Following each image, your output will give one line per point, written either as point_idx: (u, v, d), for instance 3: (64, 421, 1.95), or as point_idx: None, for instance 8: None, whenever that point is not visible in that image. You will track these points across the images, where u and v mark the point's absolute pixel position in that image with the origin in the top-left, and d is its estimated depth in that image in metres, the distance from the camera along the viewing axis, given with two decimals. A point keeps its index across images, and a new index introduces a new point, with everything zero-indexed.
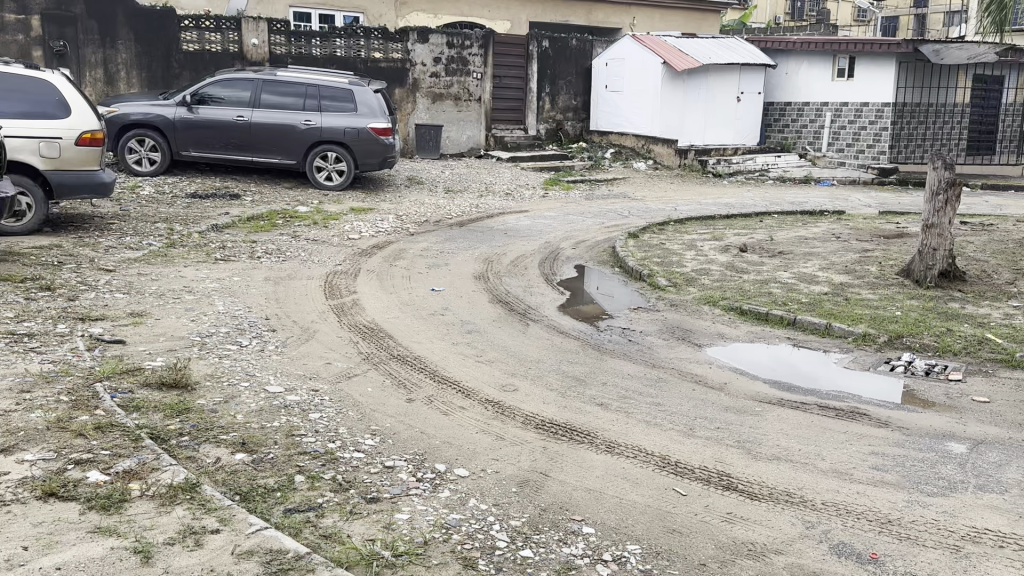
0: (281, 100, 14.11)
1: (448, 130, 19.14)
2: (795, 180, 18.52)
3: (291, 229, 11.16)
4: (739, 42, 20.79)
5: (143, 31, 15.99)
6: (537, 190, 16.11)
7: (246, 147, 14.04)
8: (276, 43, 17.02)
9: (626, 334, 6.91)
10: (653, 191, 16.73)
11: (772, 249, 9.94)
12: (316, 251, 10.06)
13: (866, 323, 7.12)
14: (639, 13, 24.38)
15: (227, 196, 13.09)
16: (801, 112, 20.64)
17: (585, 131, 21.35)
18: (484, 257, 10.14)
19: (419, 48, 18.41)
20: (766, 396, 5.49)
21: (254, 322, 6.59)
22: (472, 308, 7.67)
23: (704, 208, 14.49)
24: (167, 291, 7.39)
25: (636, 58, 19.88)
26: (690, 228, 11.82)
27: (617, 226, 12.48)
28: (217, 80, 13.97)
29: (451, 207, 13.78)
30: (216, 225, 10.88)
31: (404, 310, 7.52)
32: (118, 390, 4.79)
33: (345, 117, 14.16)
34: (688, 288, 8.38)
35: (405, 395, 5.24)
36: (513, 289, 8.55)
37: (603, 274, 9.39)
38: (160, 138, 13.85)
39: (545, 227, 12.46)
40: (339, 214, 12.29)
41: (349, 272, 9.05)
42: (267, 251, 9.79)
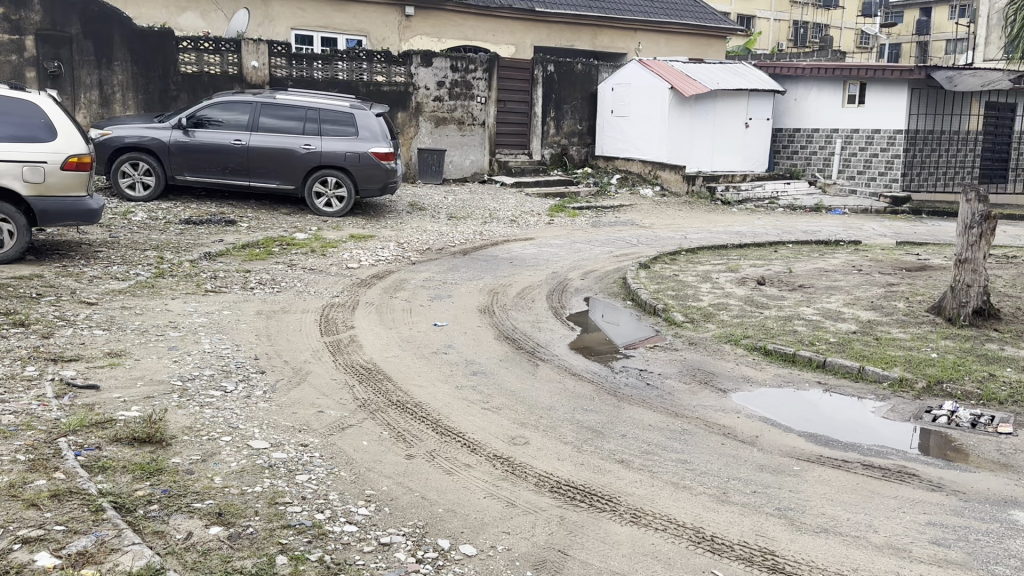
0: (281, 124, 13.73)
1: (451, 154, 18.74)
2: (806, 209, 18.07)
3: (287, 258, 10.71)
4: (748, 68, 20.50)
5: (140, 53, 15.66)
6: (543, 217, 15.69)
7: (244, 171, 13.62)
8: (277, 66, 16.71)
9: (644, 376, 6.40)
10: (661, 218, 16.31)
11: (792, 282, 9.49)
12: (312, 282, 9.59)
13: (902, 366, 6.61)
14: (645, 38, 24.13)
15: (222, 222, 12.65)
16: (811, 139, 20.28)
17: (590, 156, 20.97)
18: (489, 288, 9.67)
19: (423, 72, 18.06)
20: (803, 452, 4.97)
21: (242, 363, 6.10)
22: (478, 346, 7.18)
23: (715, 237, 14.07)
24: (150, 327, 6.91)
25: (643, 82, 19.53)
26: (703, 258, 11.37)
27: (626, 255, 12.03)
28: (215, 103, 13.61)
29: (455, 234, 13.34)
30: (209, 254, 10.42)
31: (405, 348, 7.03)
32: (84, 447, 4.29)
33: (346, 141, 13.76)
34: (707, 324, 7.89)
35: (404, 449, 4.72)
36: (520, 324, 8.06)
37: (614, 307, 8.91)
38: (154, 162, 13.46)
39: (552, 256, 12.01)
40: (338, 242, 11.84)
41: (347, 304, 8.58)
42: (261, 281, 9.32)
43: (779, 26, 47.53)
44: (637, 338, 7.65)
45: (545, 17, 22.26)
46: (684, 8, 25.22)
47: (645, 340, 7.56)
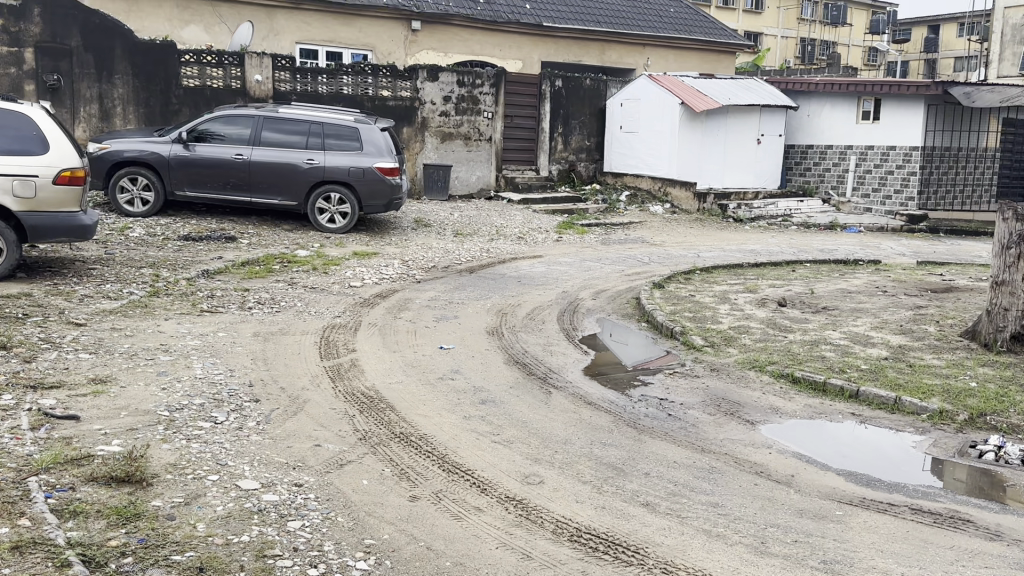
0: (284, 138, 13.42)
1: (458, 170, 18.40)
2: (820, 227, 17.69)
3: (288, 276, 10.35)
4: (759, 83, 20.20)
5: (142, 66, 15.36)
6: (551, 234, 15.33)
7: (245, 186, 13.29)
8: (281, 79, 16.41)
9: (665, 406, 5.99)
10: (672, 235, 15.95)
11: (814, 304, 9.13)
12: (314, 301, 9.23)
13: (940, 396, 6.19)
14: (654, 53, 23.87)
15: (222, 238, 12.30)
16: (824, 155, 19.97)
17: (599, 172, 20.63)
18: (498, 308, 9.29)
19: (429, 86, 17.76)
20: (843, 495, 4.56)
21: (235, 390, 5.70)
22: (486, 371, 6.77)
23: (729, 255, 13.71)
24: (140, 350, 6.54)
25: (653, 97, 19.22)
26: (719, 278, 10.99)
27: (639, 274, 11.66)
28: (217, 117, 13.31)
29: (462, 251, 12.98)
30: (207, 271, 10.06)
31: (409, 373, 6.64)
32: (55, 488, 3.89)
33: (351, 156, 13.44)
34: (728, 348, 7.49)
35: (407, 490, 4.30)
36: (531, 347, 7.66)
37: (628, 328, 8.53)
38: (154, 176, 13.14)
39: (563, 274, 11.64)
40: (341, 259, 11.47)
41: (350, 325, 8.20)
42: (260, 300, 8.95)
43: (786, 43, 47.45)
44: (647, 356, 7.45)
45: (553, 32, 22.01)
46: (693, 24, 24.97)
47: (655, 360, 7.33)
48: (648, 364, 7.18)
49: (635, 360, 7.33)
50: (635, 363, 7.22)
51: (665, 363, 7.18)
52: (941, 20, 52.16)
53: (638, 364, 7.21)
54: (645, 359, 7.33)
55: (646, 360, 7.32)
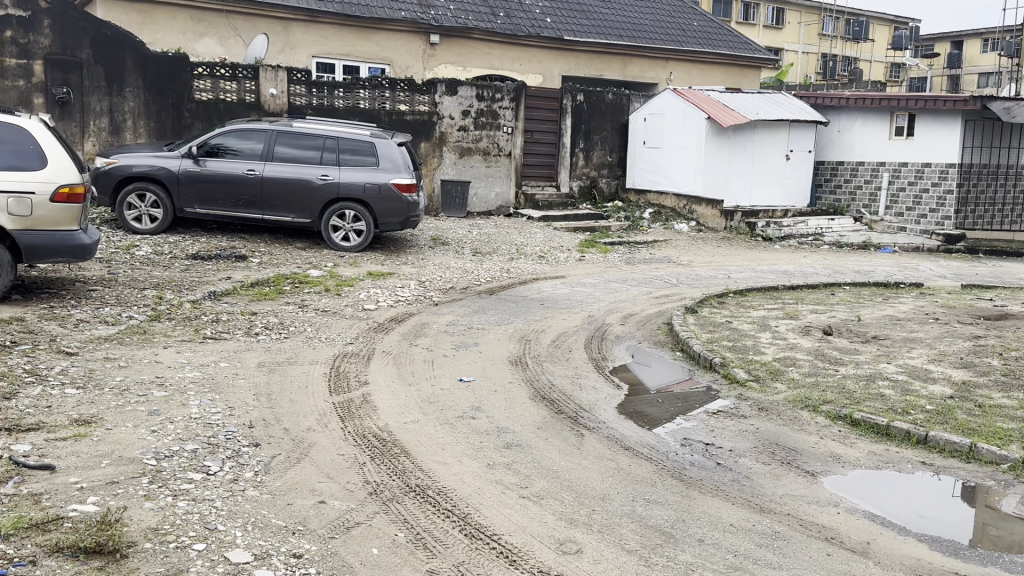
0: (298, 154, 12.92)
1: (476, 186, 17.86)
2: (853, 246, 17.00)
3: (298, 298, 9.80)
4: (788, 98, 19.58)
5: (154, 80, 15.04)
6: (573, 253, 14.72)
7: (257, 203, 12.80)
8: (296, 93, 16.05)
9: (712, 452, 5.36)
10: (699, 255, 15.31)
11: (862, 333, 8.51)
12: (325, 325, 8.66)
13: (1022, 443, 5.52)
14: (677, 68, 23.31)
15: (232, 257, 11.80)
16: (855, 172, 19.30)
17: (621, 189, 20.04)
18: (520, 334, 8.69)
19: (448, 100, 17.26)
20: (932, 569, 3.94)
21: (233, 433, 5.12)
22: (511, 408, 6.16)
23: (760, 276, 13.07)
24: (133, 384, 5.98)
25: (677, 112, 18.63)
26: (754, 302, 10.34)
27: (667, 297, 11.04)
28: (229, 131, 12.84)
29: (480, 271, 12.40)
30: (214, 292, 9.54)
31: (426, 409, 6.04)
32: (13, 563, 3.32)
33: (366, 172, 12.93)
34: (775, 384, 6.85)
35: (424, 562, 3.70)
36: (558, 379, 7.04)
37: (663, 359, 7.91)
38: (162, 193, 12.69)
39: (587, 296, 11.04)
40: (355, 279, 10.93)
41: (362, 353, 7.61)
42: (268, 325, 8.39)
43: (807, 59, 46.79)
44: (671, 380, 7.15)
45: (574, 46, 21.50)
46: (717, 37, 24.41)
47: (679, 384, 7.06)
48: (671, 388, 6.93)
49: (658, 383, 7.07)
50: (658, 386, 6.97)
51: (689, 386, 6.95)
52: (964, 35, 51.38)
53: (661, 387, 6.94)
54: (668, 382, 7.07)
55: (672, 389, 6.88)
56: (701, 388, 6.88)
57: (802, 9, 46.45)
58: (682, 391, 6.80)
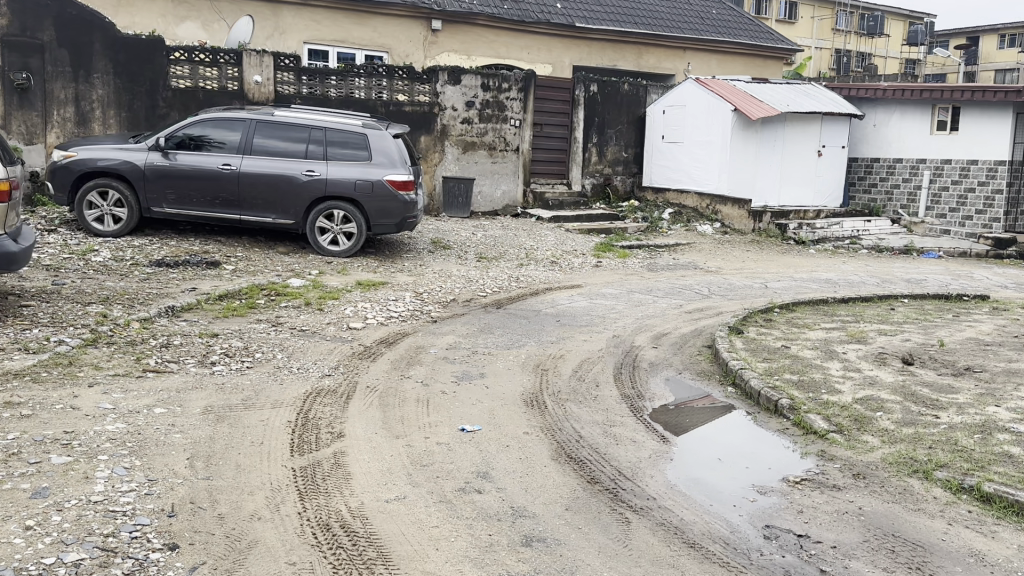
0: (282, 145, 11.47)
1: (481, 184, 16.37)
2: (894, 251, 15.50)
3: (272, 314, 8.34)
4: (819, 89, 18.12)
5: (126, 66, 13.66)
6: (589, 258, 13.22)
7: (234, 202, 11.34)
8: (284, 81, 14.64)
9: (809, 552, 3.88)
10: (728, 260, 13.81)
11: (950, 363, 7.03)
12: (298, 350, 7.19)
13: None
14: (695, 59, 21.83)
15: (202, 263, 10.34)
16: (892, 170, 17.82)
17: (637, 187, 18.55)
18: (535, 361, 7.18)
19: (450, 90, 15.78)
20: None
21: (141, 528, 3.69)
22: (529, 473, 4.67)
23: (802, 286, 11.60)
24: (27, 445, 4.50)
25: (700, 104, 17.13)
26: (806, 321, 8.84)
27: (702, 314, 9.56)
28: (203, 120, 11.41)
29: (486, 279, 10.91)
30: (172, 308, 8.11)
31: (417, 476, 4.56)
32: None
33: (357, 167, 11.45)
34: (865, 438, 5.38)
35: None
36: (587, 425, 5.58)
37: (685, 384, 6.71)
38: (127, 190, 11.24)
39: (610, 311, 9.55)
40: (340, 290, 9.45)
41: (341, 389, 6.13)
42: (230, 351, 6.92)
43: (820, 54, 45.11)
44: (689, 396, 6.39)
45: (586, 33, 19.99)
46: (737, 27, 22.88)
47: (699, 399, 6.33)
48: (703, 413, 6.02)
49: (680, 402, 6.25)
50: (687, 410, 6.07)
51: (712, 404, 6.23)
52: (981, 30, 49.68)
53: (688, 410, 6.07)
54: (693, 403, 6.23)
55: (722, 435, 5.53)
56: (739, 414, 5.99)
57: (815, 4, 44.81)
58: (712, 415, 5.95)
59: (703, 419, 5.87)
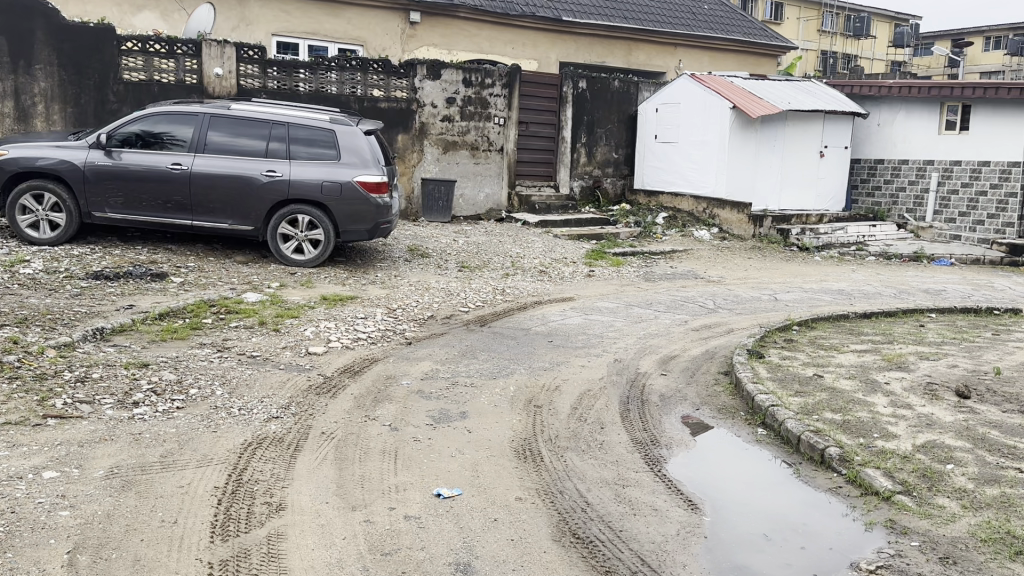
0: (240, 143, 10.30)
1: (462, 187, 15.26)
2: (903, 258, 14.58)
3: (219, 338, 7.20)
4: (820, 87, 17.18)
5: (72, 57, 12.45)
6: (580, 266, 12.13)
7: (187, 206, 10.15)
8: (247, 74, 13.45)
9: None
10: (730, 269, 12.78)
11: (1013, 396, 6.00)
12: (245, 383, 6.06)
13: None
14: (687, 56, 20.83)
15: (147, 275, 9.17)
16: (897, 172, 16.93)
17: (628, 190, 17.53)
18: (527, 394, 6.09)
19: (429, 85, 14.65)
20: None
21: None
22: (522, 564, 3.56)
23: (814, 299, 10.60)
24: None
25: (696, 101, 16.10)
26: (832, 342, 7.80)
27: (710, 332, 8.50)
28: (151, 115, 10.22)
29: (469, 291, 9.79)
30: (100, 331, 6.94)
31: (377, 572, 3.45)
32: None
33: (324, 168, 10.29)
34: (940, 502, 4.32)
35: None
36: (593, 484, 4.47)
37: (704, 425, 5.64)
38: (65, 193, 10.03)
39: (608, 329, 8.45)
40: (302, 306, 8.30)
41: (289, 437, 5.01)
42: (160, 385, 5.77)
43: (807, 56, 44.32)
44: (714, 444, 5.30)
45: (574, 28, 18.93)
46: (730, 23, 21.93)
47: (724, 449, 5.24)
48: (729, 467, 4.95)
49: (702, 452, 5.17)
50: (710, 463, 4.98)
51: (741, 456, 5.14)
52: (967, 33, 49.21)
53: (711, 463, 4.99)
54: (717, 454, 5.14)
55: (762, 503, 4.45)
56: (775, 473, 4.89)
57: (801, 5, 44.12)
58: (743, 473, 4.87)
59: (734, 478, 4.78)
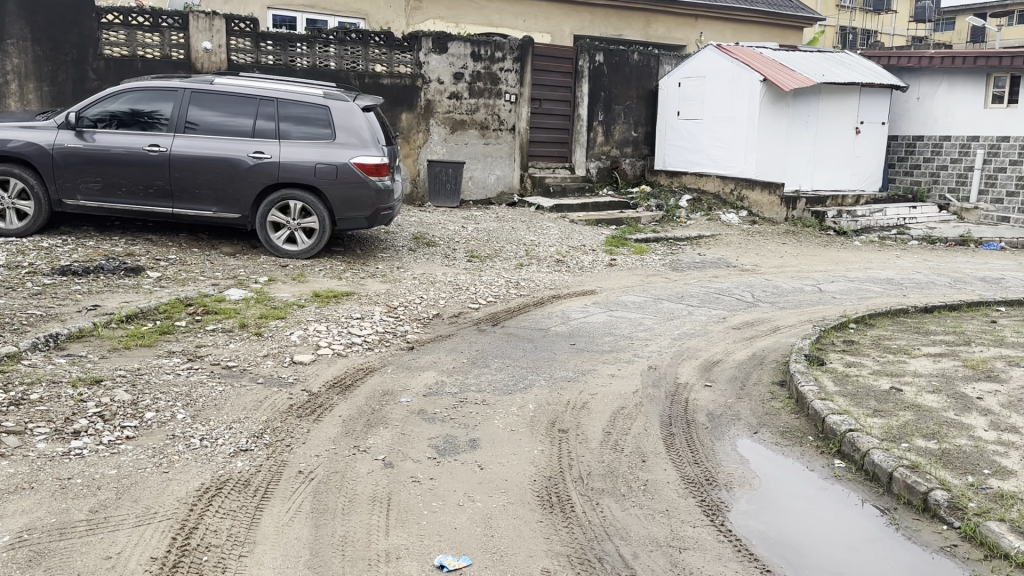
0: (225, 122, 9.30)
1: (471, 169, 14.23)
2: (948, 242, 13.47)
3: (192, 344, 6.24)
4: (855, 59, 16.01)
5: (47, 30, 11.48)
6: (601, 255, 11.10)
7: (167, 191, 9.17)
8: (239, 49, 12.43)
9: None
10: (764, 255, 11.72)
11: None
12: (213, 402, 5.09)
13: None
14: (708, 28, 19.64)
15: (121, 269, 8.20)
16: (938, 149, 15.79)
17: (648, 170, 16.45)
18: (550, 413, 5.10)
19: (435, 60, 13.59)
20: None
21: None
22: None
23: (863, 290, 9.54)
24: None
25: (722, 74, 14.98)
26: (899, 345, 6.77)
27: (754, 331, 7.46)
28: (127, 90, 9.24)
29: (479, 285, 8.79)
30: (53, 338, 5.99)
31: None
32: None
33: (318, 148, 9.29)
34: None
35: None
36: (641, 548, 3.48)
37: (766, 456, 4.65)
38: (33, 178, 9.07)
39: (638, 329, 7.43)
40: (291, 305, 7.33)
41: (257, 480, 4.03)
42: (109, 408, 4.80)
43: (827, 32, 42.63)
44: (781, 484, 4.31)
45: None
46: None
47: (797, 491, 4.25)
48: (806, 518, 3.96)
49: (770, 494, 4.17)
50: (783, 513, 3.99)
51: (819, 502, 4.14)
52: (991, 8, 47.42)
53: (786, 512, 4.00)
54: (788, 498, 4.15)
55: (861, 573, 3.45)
56: (868, 527, 3.89)
57: None
58: (827, 528, 3.87)
59: (818, 535, 3.78)
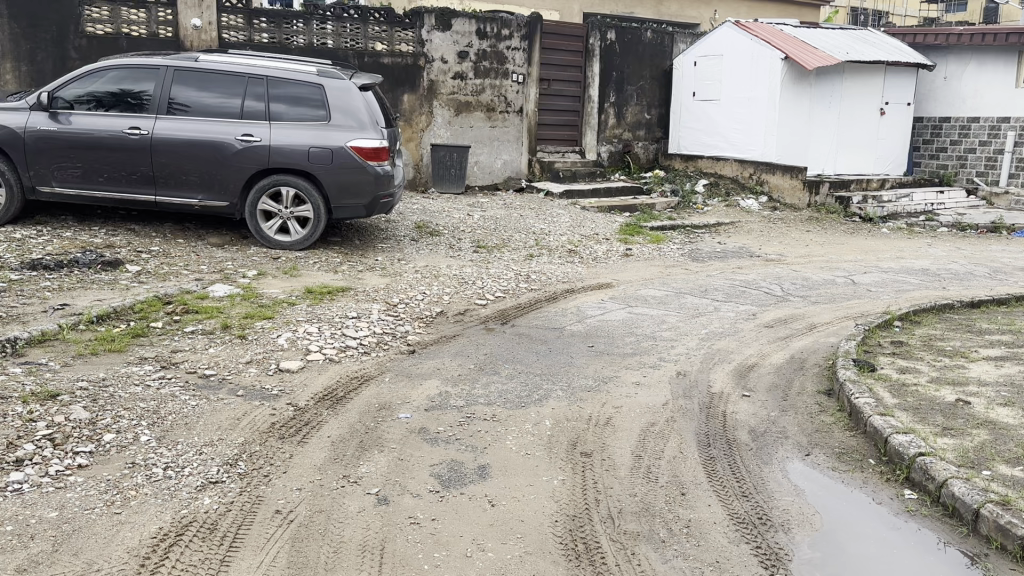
0: (210, 102, 8.62)
1: (477, 153, 13.54)
2: (979, 229, 12.73)
3: (166, 349, 5.60)
4: (880, 36, 15.21)
5: (25, 6, 10.81)
6: (614, 244, 10.40)
7: (148, 177, 8.50)
8: (231, 26, 11.71)
9: None
10: (788, 244, 11.02)
11: None
12: (184, 421, 4.44)
13: None
14: (723, 6, 18.85)
15: (97, 263, 7.54)
16: (967, 131, 15.00)
17: (661, 154, 15.71)
18: (571, 433, 4.44)
19: (438, 37, 12.86)
20: None
21: None
22: None
23: (899, 282, 8.84)
24: None
25: (741, 52, 14.21)
26: (954, 346, 6.07)
27: (789, 330, 6.77)
28: (105, 68, 8.56)
29: (486, 278, 8.11)
30: (10, 343, 5.36)
31: None
32: None
33: (311, 131, 8.59)
34: None
35: None
36: None
37: (824, 484, 3.98)
38: (4, 164, 8.42)
39: (661, 328, 6.75)
40: (280, 302, 6.68)
41: (225, 526, 3.38)
42: (62, 430, 4.17)
43: None
44: (845, 521, 3.64)
45: None
46: None
47: (866, 531, 3.58)
48: (882, 567, 3.30)
49: (834, 535, 3.51)
50: (853, 561, 3.33)
51: (894, 544, 3.48)
52: None
53: (856, 560, 3.34)
54: (857, 540, 3.49)
55: None
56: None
57: None
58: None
59: None
